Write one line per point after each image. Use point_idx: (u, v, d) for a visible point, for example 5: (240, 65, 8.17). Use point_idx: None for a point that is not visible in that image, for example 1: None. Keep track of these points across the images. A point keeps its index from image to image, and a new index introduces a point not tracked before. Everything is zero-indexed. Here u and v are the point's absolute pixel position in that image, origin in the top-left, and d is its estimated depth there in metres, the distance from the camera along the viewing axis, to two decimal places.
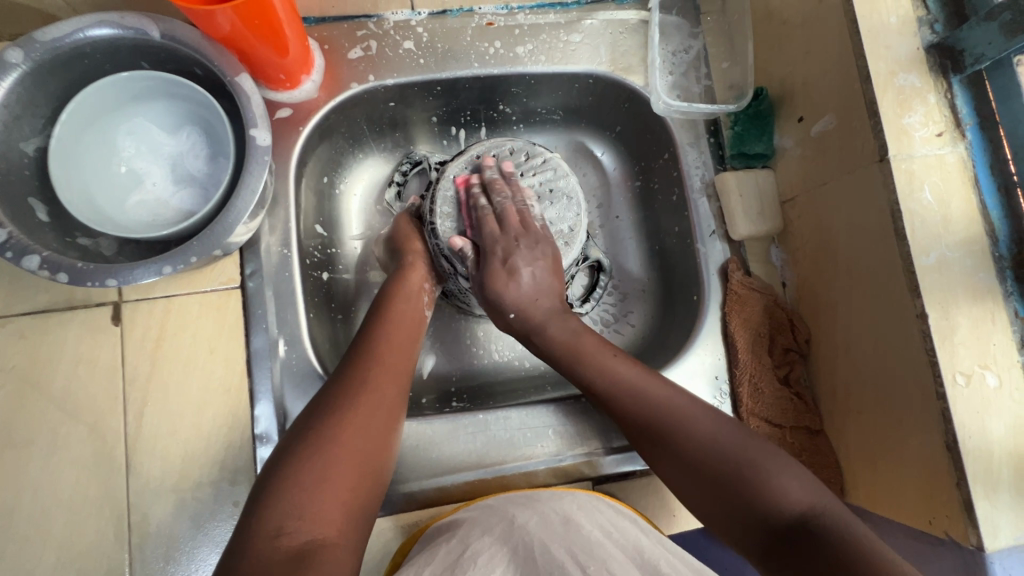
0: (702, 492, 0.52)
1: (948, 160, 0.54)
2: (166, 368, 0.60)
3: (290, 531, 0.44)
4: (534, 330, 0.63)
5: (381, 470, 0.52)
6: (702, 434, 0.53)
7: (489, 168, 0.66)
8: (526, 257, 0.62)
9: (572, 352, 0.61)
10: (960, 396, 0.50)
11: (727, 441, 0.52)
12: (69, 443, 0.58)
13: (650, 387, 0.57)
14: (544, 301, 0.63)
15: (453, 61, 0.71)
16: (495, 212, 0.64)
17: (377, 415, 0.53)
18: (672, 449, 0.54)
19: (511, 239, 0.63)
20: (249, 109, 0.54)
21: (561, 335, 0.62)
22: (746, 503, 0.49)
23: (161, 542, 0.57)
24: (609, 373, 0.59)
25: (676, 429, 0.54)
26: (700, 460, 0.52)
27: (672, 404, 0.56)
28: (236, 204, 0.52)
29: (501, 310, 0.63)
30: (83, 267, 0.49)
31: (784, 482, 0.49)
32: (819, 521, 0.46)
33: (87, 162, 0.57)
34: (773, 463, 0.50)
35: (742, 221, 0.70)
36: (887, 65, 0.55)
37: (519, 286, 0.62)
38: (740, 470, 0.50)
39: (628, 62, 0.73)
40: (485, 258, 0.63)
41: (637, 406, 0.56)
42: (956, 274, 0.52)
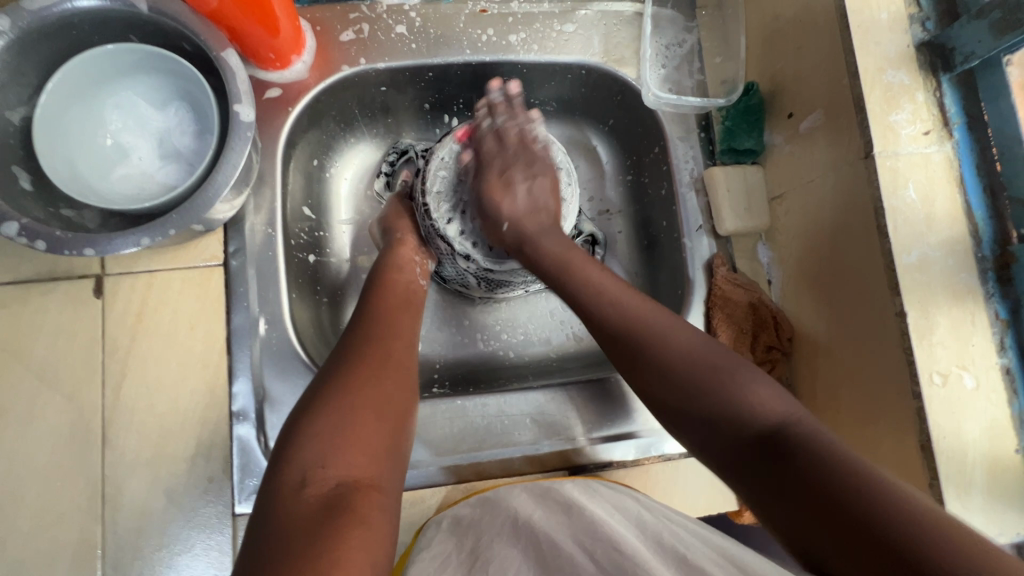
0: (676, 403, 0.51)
1: (934, 158, 0.53)
2: (146, 342, 0.60)
3: (315, 481, 0.46)
4: (524, 241, 0.62)
5: (405, 421, 0.54)
6: (679, 346, 0.53)
7: (495, 89, 0.65)
8: (523, 175, 0.64)
9: (563, 266, 0.60)
10: (937, 396, 0.50)
11: (703, 354, 0.52)
12: (47, 413, 0.58)
13: (629, 300, 0.57)
14: (542, 215, 0.63)
15: (445, 47, 0.71)
16: (495, 133, 0.66)
17: (391, 371, 0.56)
18: (652, 361, 0.53)
19: (511, 159, 0.65)
20: (234, 84, 0.53)
21: (553, 248, 0.61)
22: (718, 413, 0.48)
23: (134, 514, 0.57)
24: (592, 292, 0.58)
25: (655, 342, 0.54)
26: (677, 372, 0.52)
27: (649, 313, 0.56)
28: (217, 178, 0.52)
29: (495, 220, 0.63)
30: (62, 236, 0.49)
31: (754, 391, 0.48)
32: (793, 427, 0.45)
33: (73, 134, 0.57)
34: (744, 373, 0.50)
35: (729, 217, 0.69)
36: (876, 61, 0.54)
37: (519, 202, 0.63)
38: (715, 379, 0.50)
39: (621, 54, 0.73)
40: (484, 172, 0.64)
41: (618, 314, 0.56)
42: (936, 273, 0.51)
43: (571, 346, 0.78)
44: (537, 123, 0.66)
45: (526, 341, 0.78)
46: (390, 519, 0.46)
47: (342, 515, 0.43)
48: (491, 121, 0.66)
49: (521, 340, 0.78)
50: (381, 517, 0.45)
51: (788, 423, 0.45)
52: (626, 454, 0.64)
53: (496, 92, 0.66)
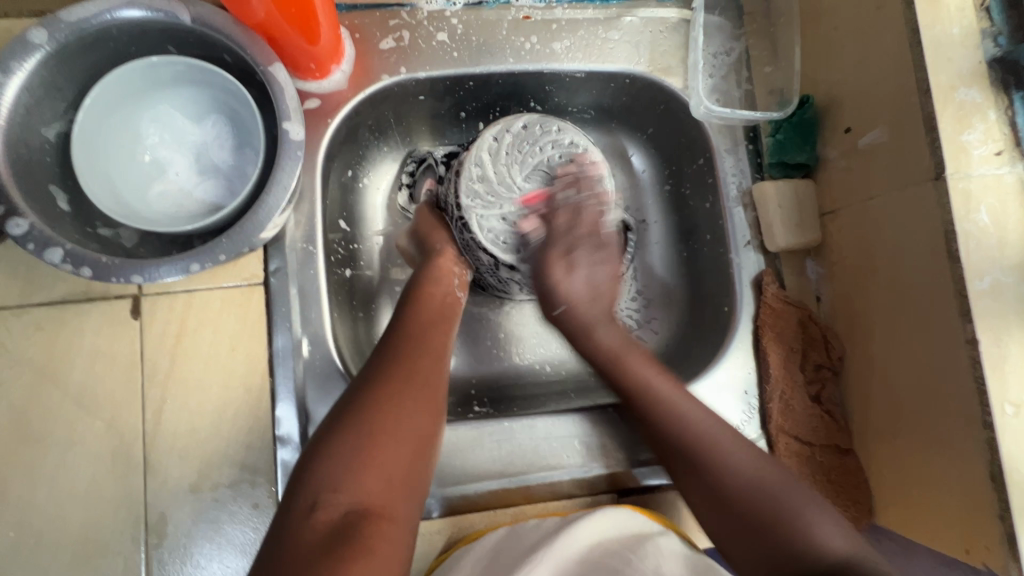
0: (729, 527, 0.51)
1: (1006, 180, 0.51)
2: (187, 364, 0.58)
3: (326, 506, 0.45)
4: (585, 329, 0.65)
5: (426, 441, 0.53)
6: (743, 467, 0.53)
7: (585, 163, 0.67)
8: (588, 257, 0.68)
9: (614, 359, 0.62)
10: (1009, 427, 0.49)
11: (766, 481, 0.51)
12: (87, 438, 0.56)
13: (687, 408, 0.57)
14: (600, 301, 0.67)
15: (487, 55, 0.68)
16: (570, 206, 0.68)
17: (416, 389, 0.54)
18: (706, 478, 0.53)
19: (579, 236, 0.67)
20: (282, 100, 0.52)
21: (609, 342, 0.64)
22: (775, 535, 0.48)
23: (178, 543, 0.56)
24: (652, 395, 0.59)
25: (714, 461, 0.53)
26: (732, 495, 0.51)
27: (704, 424, 0.55)
28: (267, 201, 0.51)
29: (552, 303, 0.66)
30: (109, 262, 0.47)
31: (819, 527, 0.48)
32: (856, 567, 0.44)
33: (111, 150, 0.55)
34: (810, 507, 0.49)
35: (780, 233, 0.67)
36: (948, 78, 0.52)
37: (576, 285, 0.66)
38: (775, 507, 0.49)
39: (667, 62, 0.71)
40: (551, 246, 0.67)
41: (676, 427, 0.56)
42: (1011, 299, 0.50)
43: None
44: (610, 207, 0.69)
45: (563, 354, 0.76)
46: (400, 552, 0.45)
47: (348, 547, 0.43)
48: (573, 193, 0.68)
49: (557, 353, 0.77)
50: (388, 551, 0.45)
51: (850, 563, 0.45)
52: None
53: (579, 164, 0.67)
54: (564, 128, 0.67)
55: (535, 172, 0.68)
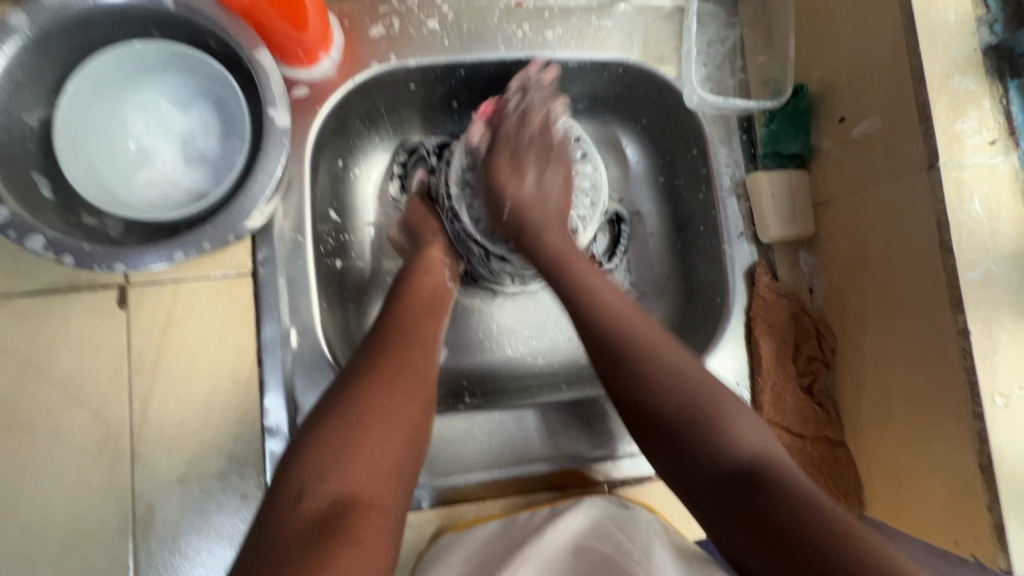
0: (653, 423, 0.52)
1: (999, 170, 0.51)
2: (174, 354, 0.58)
3: (313, 495, 0.45)
4: (529, 229, 0.62)
5: (416, 433, 0.52)
6: (670, 368, 0.53)
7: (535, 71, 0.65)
8: (535, 162, 0.65)
9: (561, 261, 0.60)
10: (998, 417, 0.49)
11: (691, 380, 0.52)
12: (73, 428, 0.56)
13: (621, 311, 0.56)
14: (545, 206, 0.64)
15: (478, 44, 0.67)
16: (518, 112, 0.66)
17: (405, 380, 0.54)
18: (633, 376, 0.53)
19: (525, 142, 0.66)
20: (268, 87, 0.51)
21: (557, 242, 0.61)
22: (693, 437, 0.50)
23: (166, 533, 0.56)
24: (586, 290, 0.58)
25: (642, 363, 0.53)
26: (659, 393, 0.52)
27: (638, 330, 0.55)
28: (253, 189, 0.50)
29: (499, 205, 0.64)
30: (92, 250, 0.46)
31: (738, 429, 0.49)
32: (765, 469, 0.47)
33: (94, 137, 0.54)
34: (730, 404, 0.51)
35: (773, 224, 0.67)
36: (942, 67, 0.52)
37: (525, 186, 0.64)
38: (695, 406, 0.51)
39: (661, 51, 0.70)
40: (500, 150, 0.65)
41: (607, 325, 0.55)
42: (1002, 290, 0.50)
43: None
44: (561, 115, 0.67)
45: (556, 346, 0.76)
46: (388, 541, 0.45)
47: (336, 537, 0.42)
48: (519, 101, 0.66)
49: (550, 345, 0.76)
50: (377, 540, 0.44)
51: (761, 464, 0.47)
52: None
53: (536, 72, 0.65)
54: (564, 120, 0.69)
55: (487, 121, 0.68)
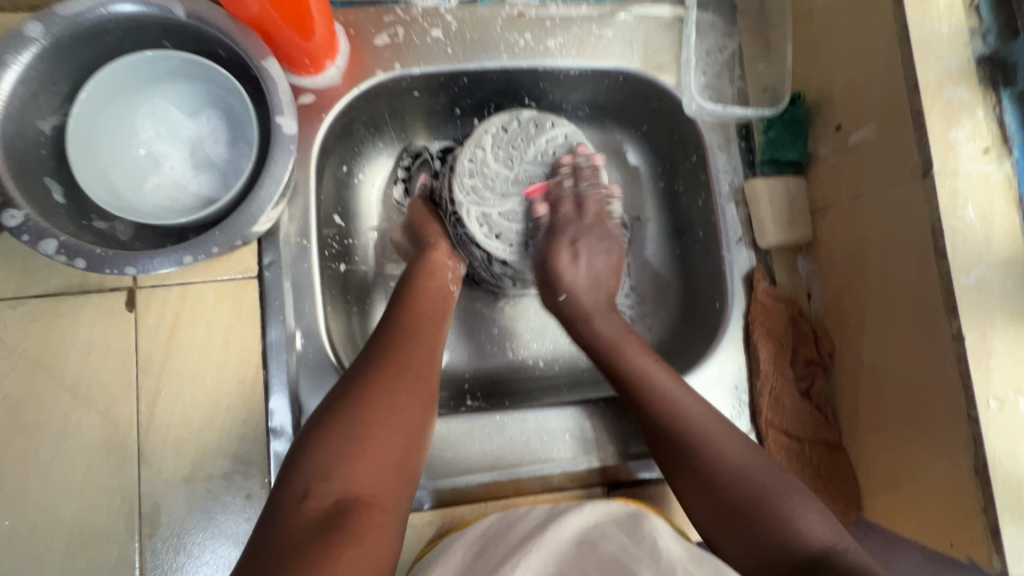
0: (718, 512, 0.51)
1: (993, 177, 0.52)
2: (181, 356, 0.59)
3: (317, 494, 0.46)
4: (581, 317, 0.66)
5: (417, 433, 0.53)
6: (733, 458, 0.53)
7: (582, 155, 0.68)
8: (593, 247, 0.69)
9: (610, 349, 0.63)
10: (993, 421, 0.49)
11: (758, 472, 0.52)
12: (81, 429, 0.57)
13: (683, 398, 0.57)
14: (599, 291, 0.68)
15: (481, 52, 0.69)
16: (575, 196, 0.69)
17: (406, 382, 0.55)
18: (700, 471, 0.53)
19: (585, 227, 0.69)
20: (275, 95, 0.52)
21: (606, 332, 0.64)
22: (758, 520, 0.49)
23: (172, 533, 0.56)
24: (650, 381, 0.59)
25: (703, 447, 0.54)
26: (724, 483, 0.51)
27: (699, 419, 0.55)
28: (259, 194, 0.51)
29: (556, 289, 0.67)
30: (102, 253, 0.47)
31: (805, 516, 0.48)
32: (838, 556, 0.45)
33: (105, 143, 0.55)
34: (796, 496, 0.50)
35: (771, 230, 0.68)
36: (937, 76, 0.53)
37: (581, 274, 0.67)
38: (761, 497, 0.50)
39: (661, 59, 0.71)
40: (557, 235, 0.68)
41: (668, 415, 0.56)
42: (995, 295, 0.50)
43: None
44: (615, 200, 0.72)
45: (557, 350, 0.77)
46: (389, 541, 0.46)
47: (338, 533, 0.43)
48: (573, 184, 0.69)
49: (551, 349, 0.77)
50: (379, 538, 0.45)
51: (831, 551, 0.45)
52: None
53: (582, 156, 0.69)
54: (557, 122, 0.69)
55: (524, 163, 0.68)
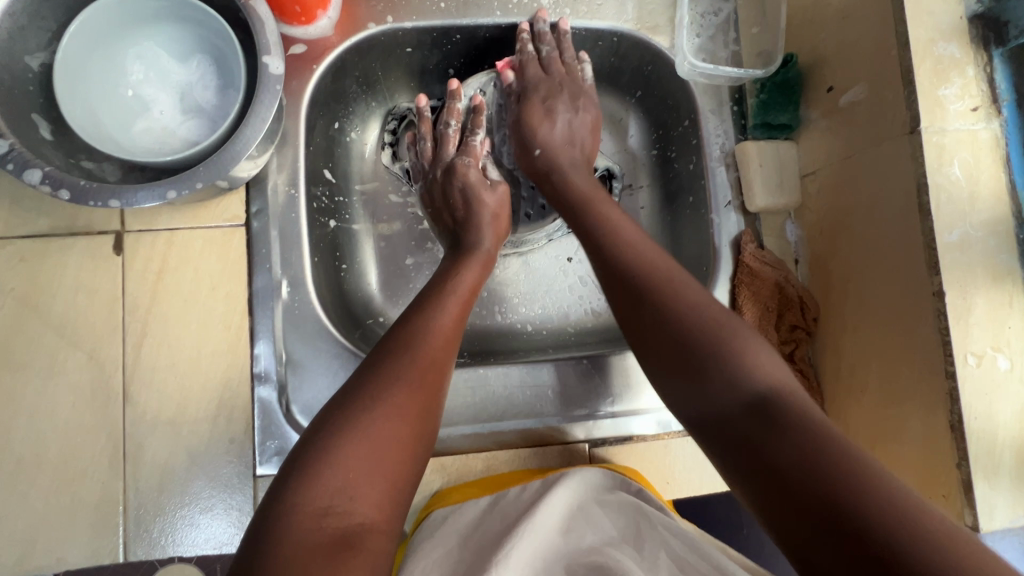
0: (672, 347, 0.48)
1: (980, 136, 0.52)
2: (168, 300, 0.59)
3: (339, 511, 0.41)
4: (554, 169, 0.66)
5: (425, 421, 0.49)
6: (692, 300, 0.50)
7: (541, 23, 0.69)
8: (565, 105, 0.69)
9: (576, 206, 0.62)
10: (970, 377, 0.49)
11: (717, 314, 0.49)
12: (67, 368, 0.57)
13: (640, 247, 0.55)
14: (570, 150, 0.67)
15: (474, 7, 0.68)
16: (541, 60, 0.69)
17: (425, 390, 0.49)
18: (662, 306, 0.50)
19: (555, 87, 0.69)
20: (263, 35, 0.52)
21: (582, 185, 0.64)
22: (713, 362, 0.46)
23: (156, 472, 0.57)
24: (611, 231, 0.57)
25: (668, 290, 0.51)
26: (684, 325, 0.48)
27: (657, 263, 0.54)
28: (245, 133, 0.51)
29: (529, 145, 0.68)
30: (86, 186, 0.48)
31: (754, 356, 0.45)
32: (781, 399, 0.42)
33: (94, 83, 0.55)
34: (747, 336, 0.47)
35: (760, 192, 0.68)
36: (927, 33, 0.52)
37: (557, 129, 0.68)
38: (718, 337, 0.47)
39: (655, 21, 0.71)
40: (528, 96, 0.69)
41: (626, 261, 0.54)
42: (977, 253, 0.50)
43: (589, 321, 0.77)
44: (585, 62, 0.71)
45: (544, 315, 0.77)
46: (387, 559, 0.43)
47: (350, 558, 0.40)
48: (535, 49, 0.70)
49: (539, 314, 0.77)
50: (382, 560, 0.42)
51: (777, 393, 0.43)
52: (648, 428, 0.64)
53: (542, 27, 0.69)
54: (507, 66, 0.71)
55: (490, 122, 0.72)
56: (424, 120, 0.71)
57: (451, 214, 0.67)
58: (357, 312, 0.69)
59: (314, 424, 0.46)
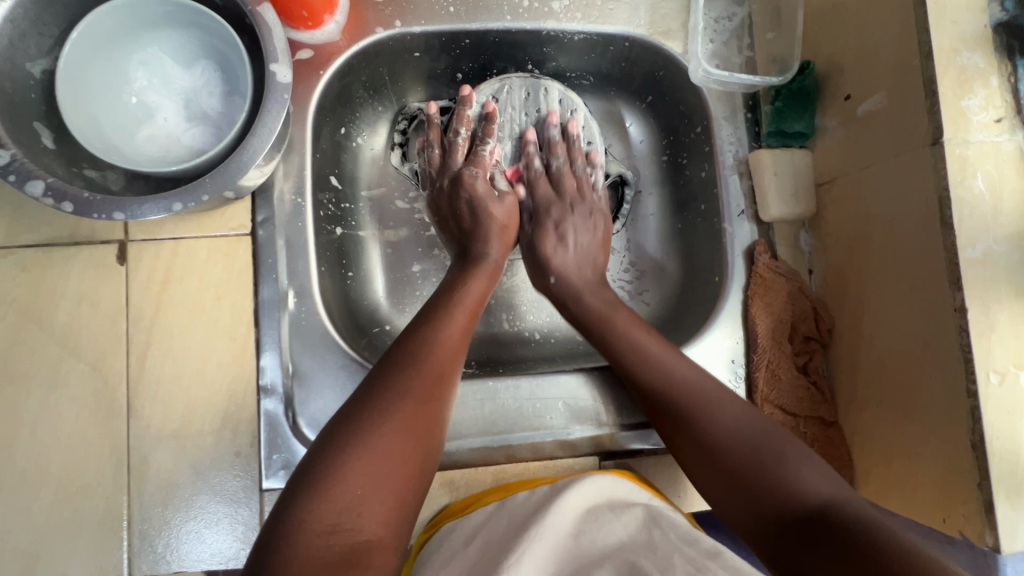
0: (720, 474, 0.49)
1: (1004, 147, 0.50)
2: (172, 311, 0.58)
3: (346, 529, 0.40)
4: (570, 297, 0.65)
5: (433, 434, 0.48)
6: (726, 423, 0.51)
7: (555, 126, 0.71)
8: (575, 224, 0.69)
9: (603, 317, 0.61)
10: (992, 395, 0.48)
11: (756, 435, 0.50)
12: (70, 380, 0.57)
13: (669, 361, 0.57)
14: (588, 270, 0.66)
15: (484, 12, 0.67)
16: (552, 176, 0.71)
17: (432, 405, 0.48)
18: (697, 436, 0.51)
19: (569, 199, 0.70)
20: (270, 42, 0.51)
21: (595, 304, 0.63)
22: (763, 481, 0.46)
23: (160, 486, 0.56)
24: (637, 346, 0.58)
25: (700, 415, 0.52)
26: (725, 449, 0.49)
27: (687, 379, 0.55)
28: (251, 142, 0.50)
29: (544, 272, 0.67)
30: (89, 198, 0.47)
31: (802, 473, 0.46)
32: (841, 509, 0.42)
33: (97, 89, 0.54)
34: (793, 453, 0.48)
35: (774, 202, 0.67)
36: (951, 41, 0.51)
37: (570, 256, 0.67)
38: (764, 458, 0.48)
39: (668, 26, 0.69)
40: (541, 218, 0.69)
41: (657, 379, 0.55)
42: (1001, 268, 0.49)
43: None
44: (596, 167, 0.72)
45: (553, 323, 0.76)
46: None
47: None
48: (545, 163, 0.71)
49: (547, 322, 0.76)
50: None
51: (834, 505, 0.43)
52: (659, 441, 0.63)
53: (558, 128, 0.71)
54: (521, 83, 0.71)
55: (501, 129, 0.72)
56: (432, 125, 0.70)
57: (457, 223, 0.66)
58: (364, 321, 0.68)
59: (320, 436, 0.45)
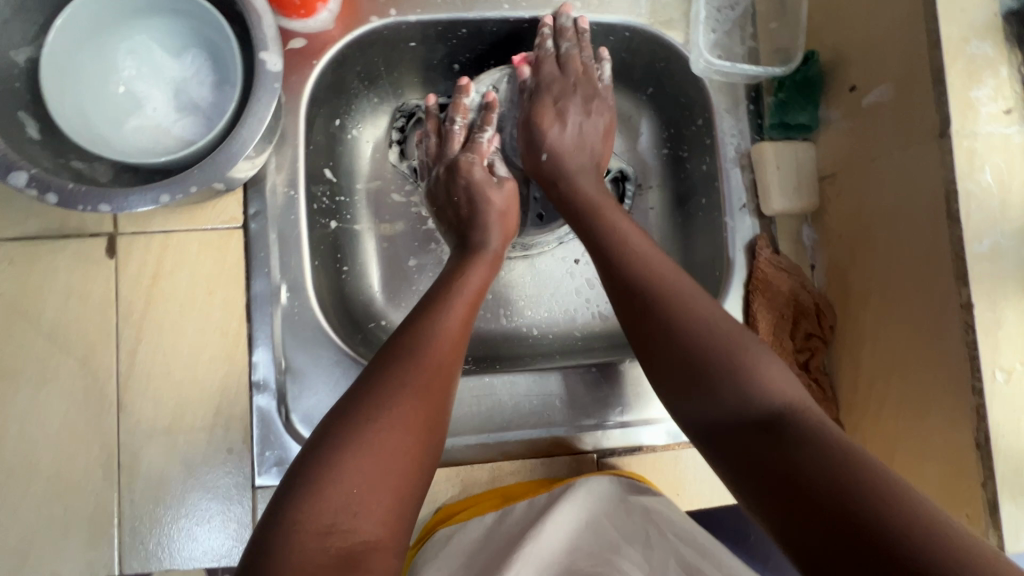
0: (680, 362, 0.47)
1: (1014, 140, 0.49)
2: (163, 305, 0.57)
3: (345, 528, 0.39)
4: (563, 177, 0.63)
5: (434, 428, 0.47)
6: (703, 312, 0.49)
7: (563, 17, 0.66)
8: (577, 108, 0.66)
9: (591, 210, 0.59)
10: (999, 394, 0.47)
11: (727, 329, 0.47)
12: (60, 375, 0.56)
13: (645, 254, 0.54)
14: (580, 154, 0.65)
15: (481, 1, 0.66)
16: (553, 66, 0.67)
17: (430, 397, 0.47)
18: (667, 321, 0.49)
19: (568, 89, 0.66)
20: (260, 29, 0.50)
21: (592, 192, 0.62)
22: (726, 373, 0.45)
23: (152, 483, 0.55)
24: (620, 236, 0.56)
25: (675, 303, 0.49)
26: (694, 336, 0.47)
27: (663, 273, 0.52)
28: (241, 133, 0.49)
29: (535, 149, 0.65)
30: (74, 189, 0.46)
31: (765, 370, 0.45)
32: (796, 416, 0.42)
33: (84, 79, 0.53)
34: (755, 349, 0.46)
35: (777, 196, 0.65)
36: (960, 30, 0.49)
37: (567, 133, 0.65)
38: (728, 351, 0.46)
39: (669, 15, 0.68)
40: (540, 97, 0.66)
41: (630, 269, 0.53)
42: (1009, 264, 0.48)
43: (597, 326, 0.74)
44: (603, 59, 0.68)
45: (551, 319, 0.75)
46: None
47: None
48: (553, 44, 0.66)
49: (545, 318, 0.75)
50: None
51: (792, 410, 0.42)
52: (657, 439, 0.62)
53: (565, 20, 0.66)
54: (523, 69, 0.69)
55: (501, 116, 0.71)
56: (431, 117, 0.69)
57: (455, 212, 0.65)
58: (359, 316, 0.67)
59: (317, 434, 0.44)
